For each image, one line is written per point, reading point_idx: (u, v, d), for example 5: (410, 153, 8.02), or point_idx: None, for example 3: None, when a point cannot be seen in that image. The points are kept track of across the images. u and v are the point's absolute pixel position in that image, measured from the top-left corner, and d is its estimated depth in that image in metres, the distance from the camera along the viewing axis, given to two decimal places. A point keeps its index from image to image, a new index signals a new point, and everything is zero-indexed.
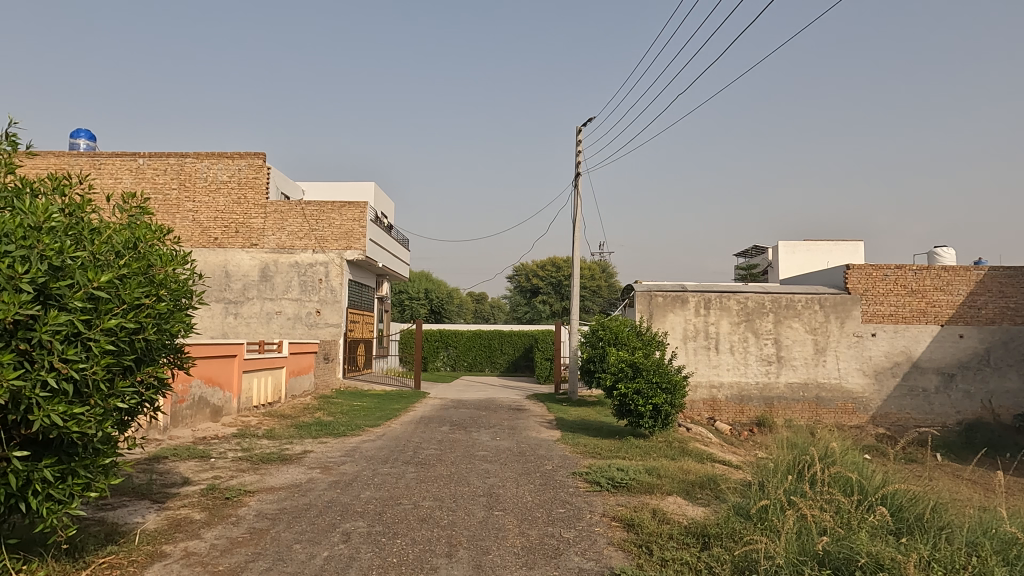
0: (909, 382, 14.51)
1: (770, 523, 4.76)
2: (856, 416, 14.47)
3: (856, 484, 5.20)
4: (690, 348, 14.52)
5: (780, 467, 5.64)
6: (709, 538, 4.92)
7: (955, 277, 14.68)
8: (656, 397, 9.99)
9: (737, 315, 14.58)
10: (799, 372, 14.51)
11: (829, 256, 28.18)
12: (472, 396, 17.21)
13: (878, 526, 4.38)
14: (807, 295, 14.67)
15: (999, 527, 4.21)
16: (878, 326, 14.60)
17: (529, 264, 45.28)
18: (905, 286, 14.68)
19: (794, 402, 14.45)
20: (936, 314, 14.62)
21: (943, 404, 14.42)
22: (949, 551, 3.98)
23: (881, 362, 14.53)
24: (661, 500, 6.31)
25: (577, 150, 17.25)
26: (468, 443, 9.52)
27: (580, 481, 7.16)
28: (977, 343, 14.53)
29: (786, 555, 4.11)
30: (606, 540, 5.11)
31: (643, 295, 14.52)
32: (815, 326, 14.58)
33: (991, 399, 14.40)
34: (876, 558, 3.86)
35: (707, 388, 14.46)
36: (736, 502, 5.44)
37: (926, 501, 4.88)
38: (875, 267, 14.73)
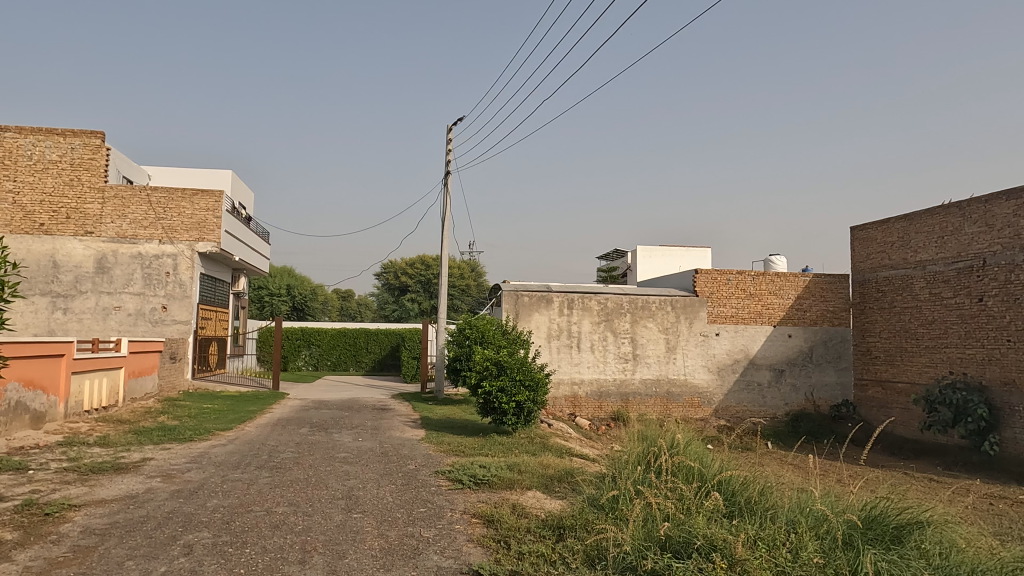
0: (746, 377, 15.92)
1: (620, 512, 5.03)
2: (701, 409, 15.64)
3: (696, 472, 5.64)
4: (553, 346, 14.97)
5: (630, 459, 5.99)
6: (564, 530, 5.11)
7: (787, 283, 16.22)
8: (518, 395, 10.25)
9: (598, 315, 15.26)
10: (652, 369, 15.46)
11: (680, 261, 30.29)
12: (334, 396, 16.67)
13: (712, 509, 4.76)
14: (660, 297, 15.66)
15: (813, 506, 4.73)
16: (721, 326, 15.89)
17: (397, 262, 44.67)
18: (744, 290, 16.07)
19: (647, 397, 15.37)
20: (770, 315, 16.11)
21: (774, 397, 15.99)
22: (772, 530, 4.41)
23: (723, 359, 15.83)
24: (521, 495, 6.47)
25: (448, 148, 17.24)
26: (327, 445, 9.19)
27: (442, 480, 7.16)
28: (802, 341, 16.19)
29: (632, 542, 4.37)
30: (465, 537, 5.14)
31: (510, 294, 14.77)
32: (666, 326, 15.59)
33: (813, 392, 16.13)
34: (710, 540, 4.21)
35: (568, 385, 14.99)
36: (590, 494, 5.69)
37: (757, 484, 5.37)
38: (720, 272, 15.97)
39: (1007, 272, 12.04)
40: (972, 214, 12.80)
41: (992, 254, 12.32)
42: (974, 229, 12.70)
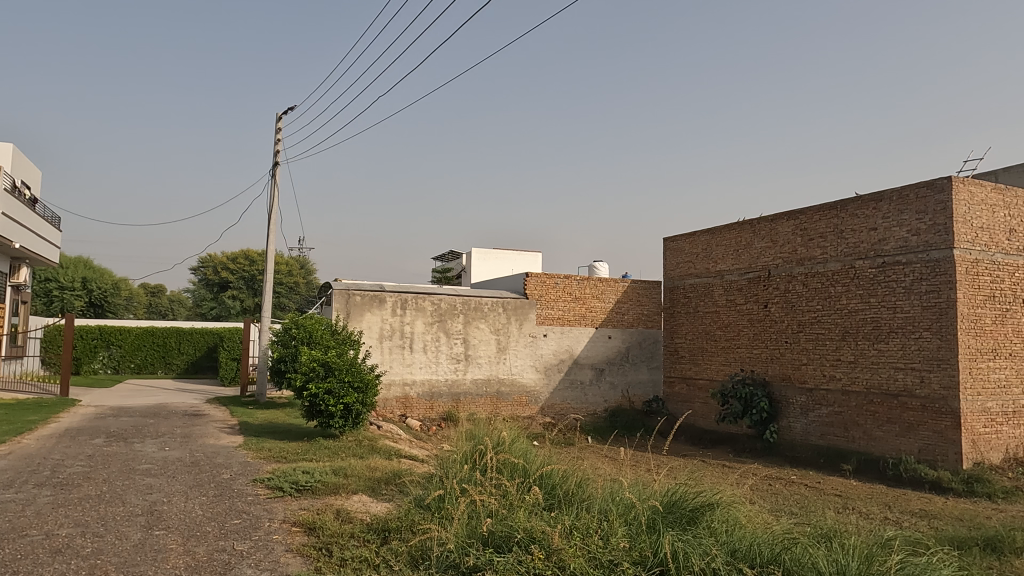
0: (570, 376, 16.80)
1: (446, 510, 5.08)
2: (528, 408, 16.25)
3: (518, 468, 5.85)
4: (385, 347, 14.72)
5: (457, 459, 6.07)
6: (389, 533, 5.06)
7: (608, 288, 17.37)
8: (347, 396, 9.98)
9: (431, 315, 15.28)
10: (483, 369, 15.79)
11: (513, 264, 31.27)
12: (138, 402, 15.05)
13: (533, 503, 4.98)
14: (492, 299, 16.04)
15: (622, 494, 5.12)
16: (548, 328, 16.63)
17: (218, 256, 41.41)
18: (570, 293, 16.96)
19: (477, 397, 15.67)
20: (592, 318, 17.15)
21: (594, 394, 17.05)
22: (587, 519, 4.71)
23: (550, 359, 16.58)
24: (345, 500, 6.29)
25: (277, 138, 16.33)
26: (125, 456, 8.26)
27: (260, 488, 6.74)
28: (620, 342, 17.45)
29: (456, 539, 4.45)
30: (284, 547, 4.89)
31: (341, 293, 14.31)
32: (498, 327, 16.01)
33: (628, 389, 17.44)
34: (530, 533, 4.40)
35: (400, 386, 14.83)
36: (416, 495, 5.68)
37: (575, 476, 5.68)
38: (549, 275, 16.72)
39: (786, 283, 13.88)
40: (761, 230, 14.58)
41: (775, 267, 14.13)
42: (762, 244, 14.50)
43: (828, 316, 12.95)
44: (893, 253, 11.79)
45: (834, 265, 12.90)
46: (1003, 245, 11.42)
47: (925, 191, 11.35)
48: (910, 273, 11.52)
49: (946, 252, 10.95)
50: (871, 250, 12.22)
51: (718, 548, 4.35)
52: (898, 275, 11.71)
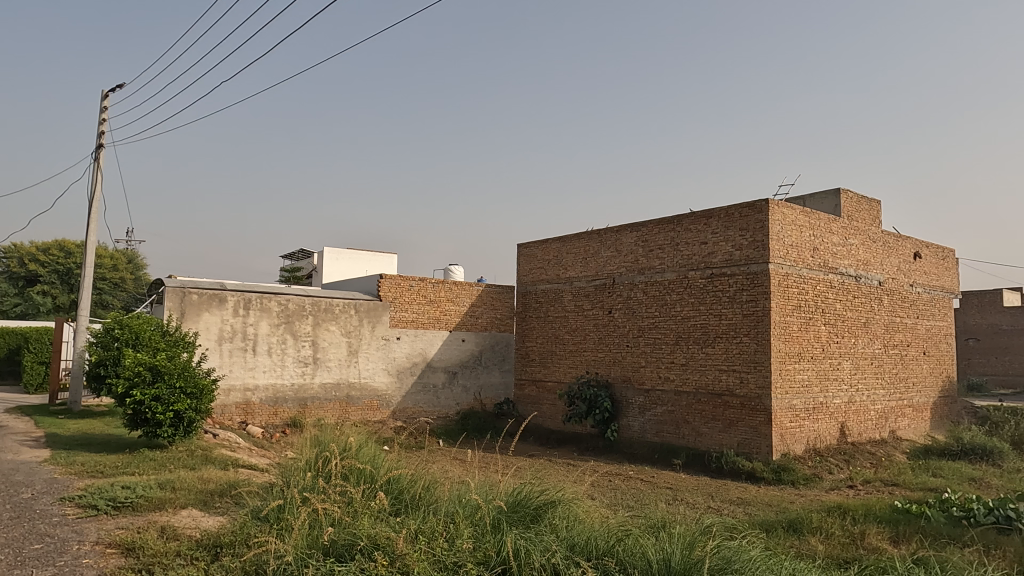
0: (423, 380, 16.71)
1: (285, 522, 4.85)
2: (379, 412, 15.92)
3: (365, 473, 5.70)
4: (224, 349, 13.74)
5: (300, 466, 5.81)
6: (220, 549, 4.74)
7: (462, 292, 17.49)
8: (177, 403, 9.20)
9: (277, 317, 14.52)
10: (332, 373, 15.25)
11: (367, 265, 30.53)
12: None
13: (378, 509, 4.89)
14: (344, 300, 15.57)
15: (468, 496, 5.17)
16: (402, 331, 16.43)
17: (24, 246, 36.48)
18: (424, 296, 16.89)
19: (326, 401, 15.10)
20: (447, 321, 17.18)
21: (446, 397, 17.08)
22: (432, 522, 4.71)
23: (402, 362, 16.38)
24: (171, 517, 5.77)
25: (102, 118, 14.73)
26: None
27: (68, 508, 6.01)
28: (473, 345, 17.63)
29: (295, 551, 4.26)
30: (96, 573, 4.40)
31: (174, 291, 13.18)
32: (349, 329, 15.56)
33: (480, 392, 17.66)
34: (374, 539, 4.34)
35: (241, 391, 13.90)
36: (253, 506, 5.36)
37: (423, 480, 5.65)
38: (403, 278, 16.53)
39: (629, 290, 14.78)
40: (606, 240, 15.41)
41: (619, 275, 14.99)
42: (608, 253, 15.33)
43: (664, 322, 13.96)
44: (720, 266, 12.99)
45: (670, 275, 13.95)
46: (808, 261, 12.97)
47: (747, 211, 12.62)
48: (733, 284, 12.76)
49: (763, 266, 12.24)
50: (701, 262, 13.35)
51: (557, 544, 4.52)
52: (724, 285, 12.91)
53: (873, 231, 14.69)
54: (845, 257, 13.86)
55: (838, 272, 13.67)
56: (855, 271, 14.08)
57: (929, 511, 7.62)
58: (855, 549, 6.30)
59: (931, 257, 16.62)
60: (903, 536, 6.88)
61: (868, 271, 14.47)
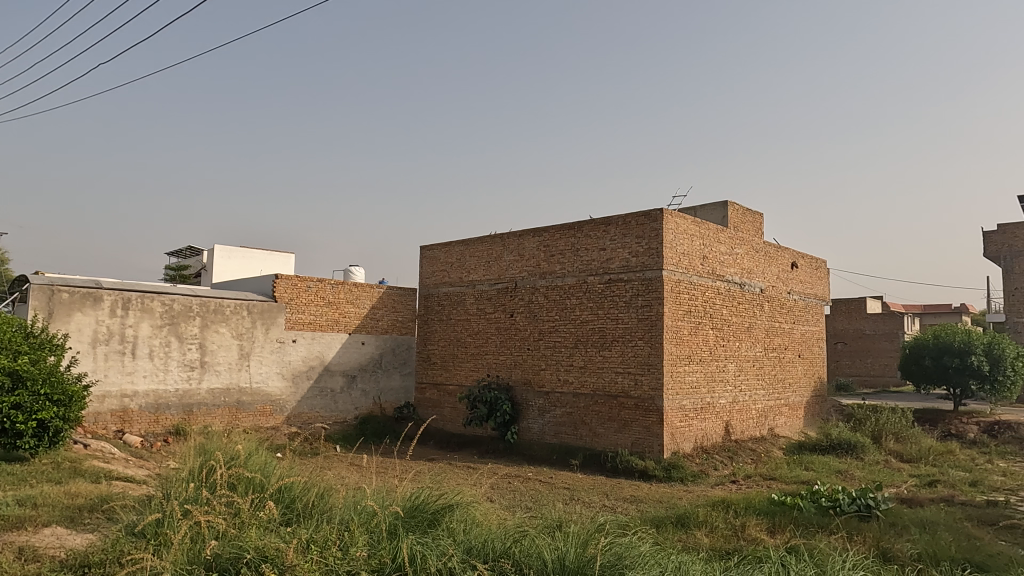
0: (320, 384, 16.18)
1: (164, 536, 4.55)
2: (272, 418, 15.25)
3: (254, 483, 5.45)
4: (99, 353, 12.72)
5: (183, 476, 5.47)
6: (88, 570, 4.38)
7: (363, 293, 17.11)
8: (42, 411, 8.43)
9: (160, 318, 13.62)
10: (221, 378, 14.47)
11: (262, 264, 29.24)
12: None
13: (268, 520, 4.69)
14: (236, 301, 14.83)
15: (364, 503, 5.07)
16: (298, 333, 15.85)
17: None
18: (323, 298, 16.38)
19: (214, 407, 14.30)
20: (346, 324, 16.74)
21: (345, 401, 16.62)
22: (325, 531, 4.57)
23: (298, 366, 15.80)
24: (31, 536, 5.26)
25: None
26: None
27: None
28: (374, 348, 17.26)
29: (174, 568, 4.00)
30: None
31: (41, 289, 12.06)
32: (241, 331, 14.84)
33: (380, 396, 17.31)
34: (262, 551, 4.17)
35: (117, 397, 12.91)
36: (129, 521, 4.99)
37: (317, 487, 5.47)
38: (301, 278, 15.97)
39: (530, 294, 15.00)
40: (509, 244, 15.56)
41: (521, 278, 15.18)
42: (510, 257, 15.48)
43: (564, 326, 14.26)
44: (617, 271, 13.44)
45: (570, 279, 14.27)
46: (698, 269, 13.67)
47: (643, 219, 13.15)
48: (629, 290, 13.24)
49: (657, 273, 12.79)
50: (600, 267, 13.77)
51: (453, 547, 4.52)
52: (621, 291, 13.37)
53: (756, 242, 15.71)
54: (731, 266, 14.73)
55: (725, 280, 14.50)
56: (740, 279, 14.99)
57: (801, 502, 8.23)
58: (736, 541, 6.70)
59: (806, 267, 17.98)
60: (778, 526, 7.38)
61: (751, 279, 15.45)
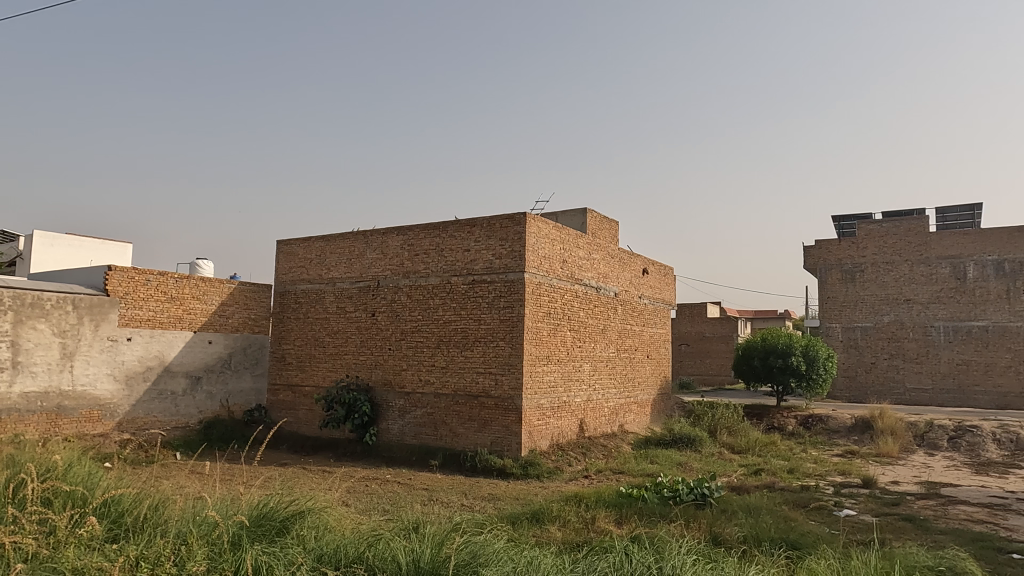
0: (158, 386, 14.88)
1: None
2: (100, 424, 13.76)
3: (74, 496, 4.90)
4: None
5: None
6: None
7: (211, 289, 15.98)
8: None
9: None
10: (38, 380, 12.85)
11: (92, 254, 26.38)
12: None
13: (90, 538, 4.23)
14: (59, 294, 13.26)
15: (205, 513, 4.73)
16: (134, 331, 14.49)
17: None
18: (164, 293, 15.10)
19: (28, 413, 12.64)
20: (190, 321, 15.55)
21: (187, 405, 15.40)
22: (159, 546, 4.21)
23: (133, 367, 14.42)
24: None
25: None
26: None
27: None
28: (222, 348, 16.16)
29: None
30: None
31: None
32: (64, 328, 13.29)
33: (228, 398, 16.23)
34: (79, 573, 3.76)
35: None
36: None
37: (150, 499, 5.02)
38: (139, 271, 14.63)
39: (393, 293, 14.76)
40: (372, 242, 15.22)
41: (384, 277, 14.90)
42: (373, 255, 15.14)
43: (426, 326, 14.19)
44: (481, 273, 13.59)
45: (434, 280, 14.23)
46: (558, 272, 14.15)
47: (506, 222, 13.40)
48: (492, 291, 13.43)
49: (519, 275, 13.10)
50: (464, 268, 13.85)
51: (304, 556, 4.34)
52: (483, 292, 13.54)
53: (612, 248, 16.56)
54: (589, 270, 15.41)
55: (582, 283, 15.13)
56: (596, 283, 15.72)
57: (646, 493, 8.78)
58: (586, 532, 7.02)
59: (655, 273, 19.21)
60: (624, 516, 7.84)
61: (607, 283, 16.26)
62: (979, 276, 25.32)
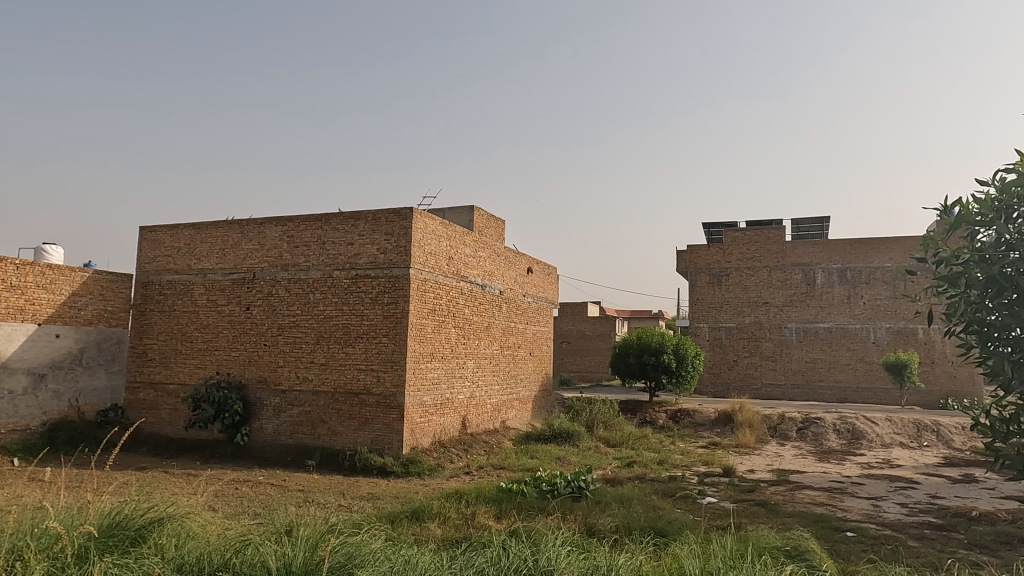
0: None
1: None
2: None
3: None
4: None
5: None
6: None
7: (59, 278, 14.47)
8: None
9: None
10: None
11: None
12: None
13: None
14: None
15: (45, 525, 4.28)
16: None
17: None
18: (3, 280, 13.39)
19: None
20: (34, 313, 13.91)
21: (28, 406, 13.73)
22: None
23: None
24: None
25: None
26: None
27: None
28: (71, 343, 14.67)
29: None
30: None
31: None
32: None
33: (78, 398, 14.75)
34: None
35: None
36: None
37: None
38: None
39: (269, 287, 14.08)
40: (248, 232, 14.42)
41: (260, 269, 14.18)
42: (249, 245, 14.36)
43: (305, 321, 13.66)
44: (364, 267, 13.28)
45: (314, 273, 13.72)
46: (444, 269, 14.11)
47: (392, 217, 13.18)
48: (376, 286, 13.17)
49: (404, 271, 12.93)
50: (346, 262, 13.47)
51: (162, 567, 4.05)
52: (367, 287, 13.24)
53: (498, 247, 16.74)
54: (475, 268, 15.49)
55: (468, 281, 15.18)
56: (481, 281, 15.83)
57: (525, 488, 8.97)
58: (466, 528, 7.06)
59: (539, 272, 19.62)
60: (503, 512, 7.94)
61: (492, 281, 16.42)
62: (825, 282, 27.98)
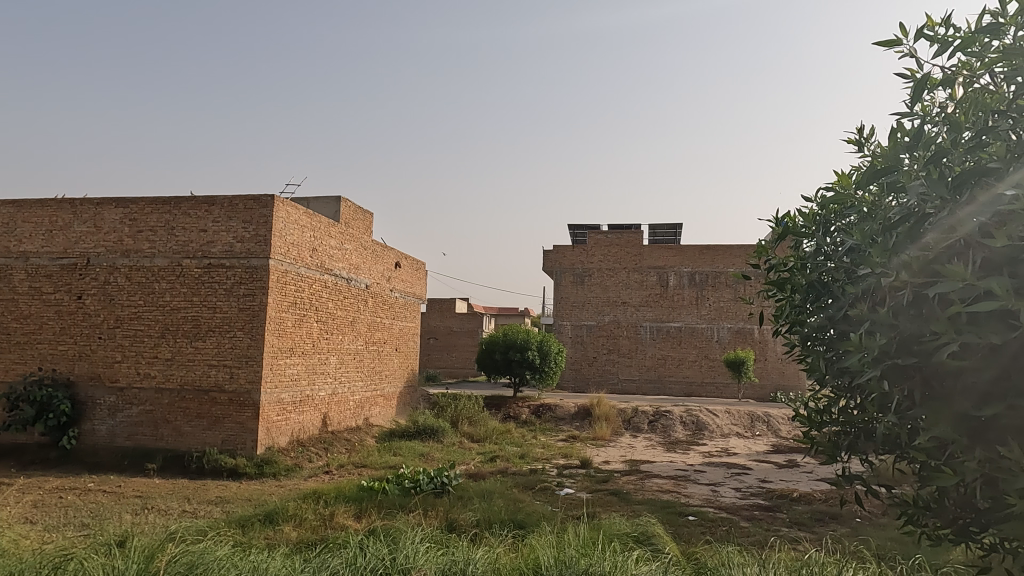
0: None
1: None
2: None
3: None
4: None
5: None
6: None
7: None
8: None
9: None
10: None
11: None
12: None
13: None
14: None
15: None
16: None
17: None
18: None
19: None
20: None
21: None
22: None
23: None
24: None
25: None
26: None
27: None
28: None
29: None
30: None
31: None
32: None
33: None
34: None
35: None
36: None
37: None
38: None
39: (106, 274, 12.77)
40: (82, 213, 12.97)
41: (95, 255, 12.82)
42: (83, 228, 12.92)
43: (149, 312, 12.54)
44: (218, 257, 12.42)
45: (160, 262, 12.62)
46: (306, 261, 13.53)
47: (251, 204, 12.43)
48: (231, 277, 12.37)
49: (263, 262, 12.26)
50: (198, 250, 12.52)
51: None
52: (221, 278, 12.40)
53: (365, 239, 16.32)
54: (340, 261, 14.99)
55: (332, 274, 14.66)
56: (346, 275, 15.35)
57: (386, 486, 8.83)
58: (323, 530, 6.82)
59: (407, 267, 19.37)
60: (363, 511, 7.76)
61: (358, 275, 15.98)
62: (677, 285, 30.00)
